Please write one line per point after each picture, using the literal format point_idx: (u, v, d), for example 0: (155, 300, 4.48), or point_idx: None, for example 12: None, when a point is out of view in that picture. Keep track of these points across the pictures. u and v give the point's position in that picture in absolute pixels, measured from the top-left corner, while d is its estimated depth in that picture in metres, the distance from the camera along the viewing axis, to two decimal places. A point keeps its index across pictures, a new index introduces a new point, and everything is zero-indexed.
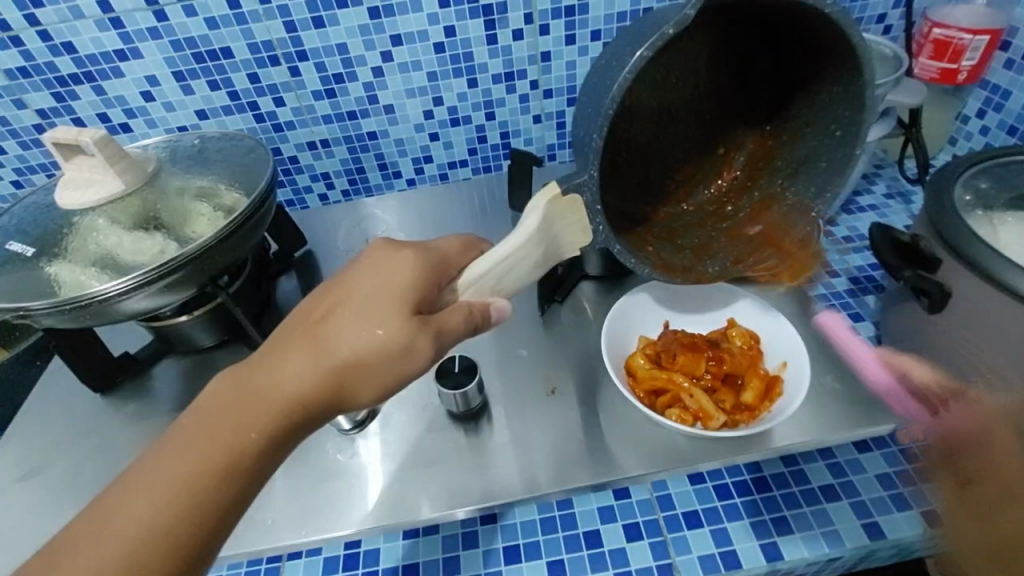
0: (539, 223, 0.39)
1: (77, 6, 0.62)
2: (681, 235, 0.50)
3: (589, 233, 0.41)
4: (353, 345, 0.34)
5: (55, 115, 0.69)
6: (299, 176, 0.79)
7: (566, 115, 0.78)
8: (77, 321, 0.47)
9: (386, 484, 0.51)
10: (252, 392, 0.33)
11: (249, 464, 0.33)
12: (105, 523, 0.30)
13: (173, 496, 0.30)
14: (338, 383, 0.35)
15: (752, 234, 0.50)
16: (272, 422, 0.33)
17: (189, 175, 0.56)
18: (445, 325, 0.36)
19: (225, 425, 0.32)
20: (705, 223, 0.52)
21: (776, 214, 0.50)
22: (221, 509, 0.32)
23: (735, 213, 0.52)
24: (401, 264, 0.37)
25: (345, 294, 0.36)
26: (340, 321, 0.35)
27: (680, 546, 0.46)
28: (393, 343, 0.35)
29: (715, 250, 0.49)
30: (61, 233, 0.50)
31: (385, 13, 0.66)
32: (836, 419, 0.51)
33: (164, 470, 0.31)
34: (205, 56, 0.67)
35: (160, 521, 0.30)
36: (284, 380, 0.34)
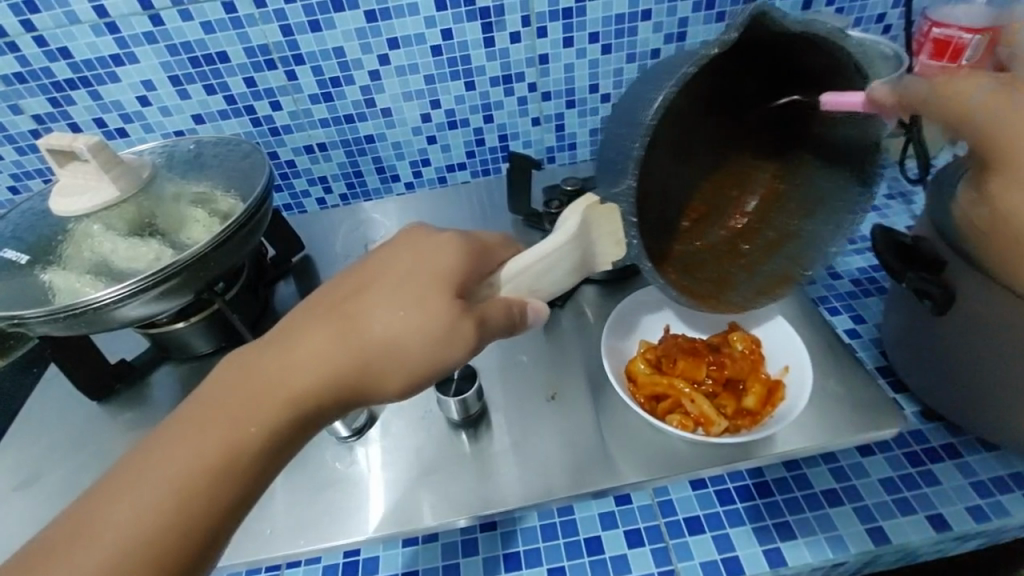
0: (576, 228, 0.41)
1: (73, 11, 0.61)
2: (700, 267, 0.49)
3: (623, 244, 0.42)
4: (376, 339, 0.34)
5: (51, 120, 0.69)
6: (298, 180, 0.79)
7: (565, 118, 0.77)
8: (71, 328, 0.47)
9: (386, 490, 0.50)
10: (284, 374, 0.33)
11: (261, 458, 0.32)
12: (123, 495, 0.29)
13: (177, 492, 0.30)
14: (355, 380, 0.34)
15: (771, 268, 0.50)
16: (285, 417, 0.33)
17: (184, 181, 0.55)
18: (475, 325, 0.35)
19: (254, 404, 0.32)
20: (724, 261, 0.51)
21: (792, 249, 0.50)
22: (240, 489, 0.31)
23: (752, 249, 0.51)
24: (433, 253, 0.36)
25: (389, 278, 0.35)
26: (366, 313, 0.34)
27: (682, 552, 0.46)
28: (432, 332, 0.34)
29: (736, 282, 0.49)
30: (57, 239, 0.50)
31: (381, 16, 0.65)
32: (837, 422, 0.51)
33: (188, 446, 0.31)
34: (202, 60, 0.66)
35: (175, 503, 0.29)
36: (316, 363, 0.33)
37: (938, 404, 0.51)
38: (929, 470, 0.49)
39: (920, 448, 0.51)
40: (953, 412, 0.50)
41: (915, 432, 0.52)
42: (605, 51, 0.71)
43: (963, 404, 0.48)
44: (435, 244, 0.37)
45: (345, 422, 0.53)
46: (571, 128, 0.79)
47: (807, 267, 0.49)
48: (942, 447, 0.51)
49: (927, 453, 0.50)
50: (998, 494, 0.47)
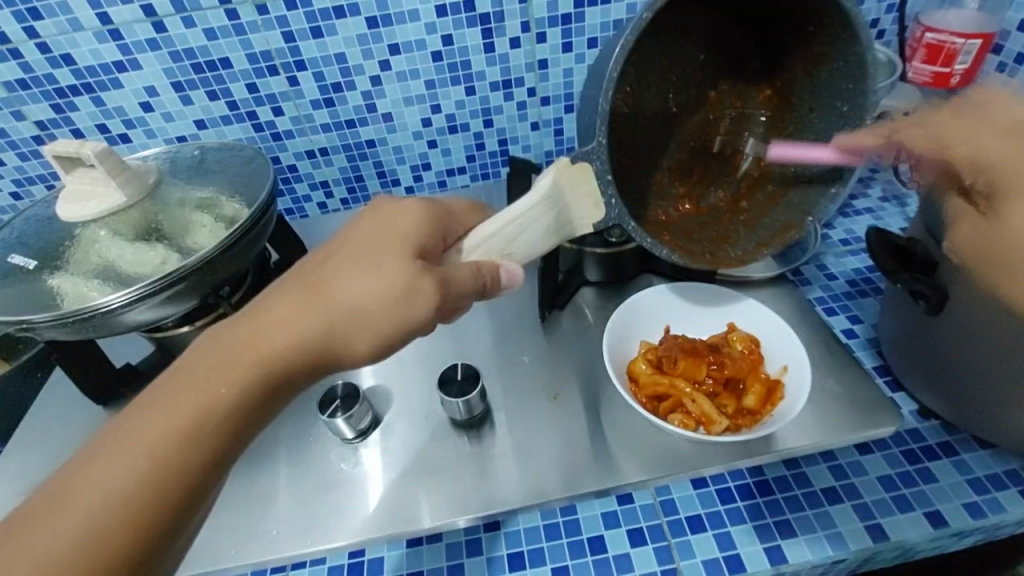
0: (547, 188, 0.42)
1: (76, 18, 0.62)
2: (698, 230, 0.52)
3: (600, 205, 0.43)
4: (342, 301, 0.35)
5: (54, 126, 0.70)
6: (299, 184, 0.80)
7: (563, 122, 0.78)
8: (78, 333, 0.47)
9: (388, 489, 0.51)
10: (257, 340, 0.34)
11: (236, 420, 0.33)
12: (102, 459, 0.30)
13: (156, 456, 0.30)
14: (324, 342, 0.35)
15: (771, 220, 0.52)
16: (258, 379, 0.34)
17: (189, 186, 0.56)
18: (438, 286, 0.36)
19: (227, 369, 0.33)
20: (726, 219, 0.53)
21: (793, 199, 0.52)
22: (214, 452, 0.32)
23: (750, 204, 0.54)
24: (396, 222, 0.38)
25: (351, 244, 0.37)
26: (333, 278, 0.36)
27: (684, 551, 0.47)
28: (393, 296, 0.35)
29: (736, 239, 0.52)
30: (63, 245, 0.50)
31: (383, 22, 0.66)
32: (836, 421, 0.52)
33: (165, 410, 0.31)
34: (205, 66, 0.67)
35: (149, 467, 0.30)
36: (286, 329, 0.34)
37: (935, 402, 0.52)
38: (926, 468, 0.50)
39: (917, 446, 0.52)
40: (948, 410, 0.51)
41: (912, 430, 0.53)
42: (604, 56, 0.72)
43: (960, 403, 0.49)
44: (399, 213, 0.39)
45: (350, 424, 0.53)
46: (569, 132, 0.80)
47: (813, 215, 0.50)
48: (939, 445, 0.52)
49: (924, 451, 0.51)
50: (994, 491, 0.48)
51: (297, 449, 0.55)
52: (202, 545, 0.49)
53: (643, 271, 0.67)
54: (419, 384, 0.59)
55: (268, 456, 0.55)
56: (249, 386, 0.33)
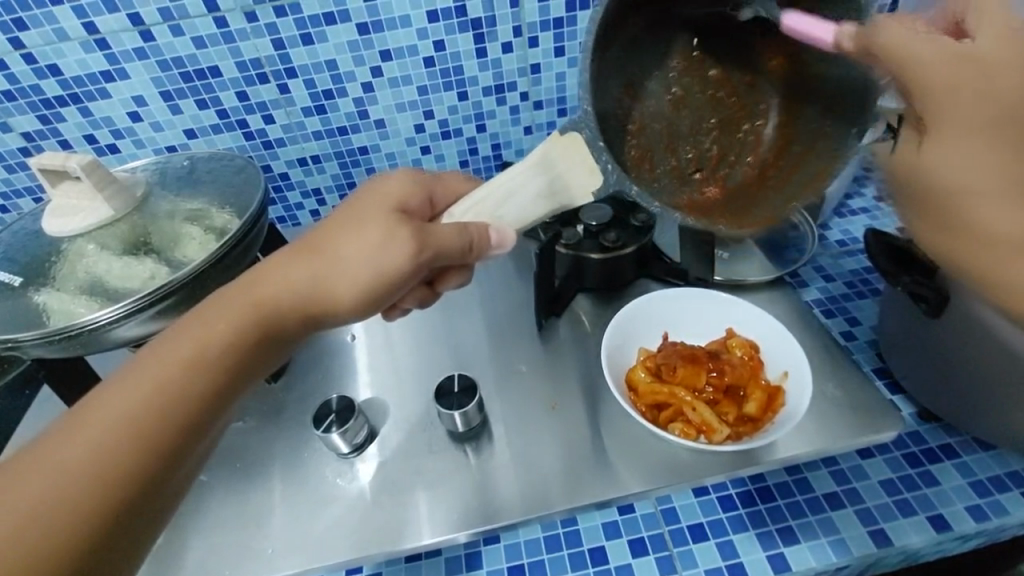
0: (537, 156, 0.41)
1: (62, 28, 0.61)
2: (716, 203, 0.43)
3: (596, 171, 0.40)
4: (332, 249, 0.39)
5: (41, 137, 0.69)
6: (291, 192, 0.79)
7: (557, 126, 0.78)
8: (67, 350, 0.46)
9: (378, 474, 0.52)
10: (252, 291, 0.38)
11: (229, 366, 0.36)
12: (103, 406, 0.32)
13: (157, 395, 0.33)
14: (316, 290, 0.39)
15: (804, 174, 0.41)
16: (247, 328, 0.37)
17: (178, 198, 0.55)
18: (420, 233, 0.39)
19: (224, 319, 0.37)
20: (752, 191, 0.43)
21: (823, 151, 0.41)
22: (209, 395, 0.35)
23: (780, 167, 0.43)
24: (380, 188, 0.42)
25: (338, 213, 0.40)
26: (324, 239, 0.39)
27: (686, 560, 0.46)
28: (378, 242, 0.39)
29: (758, 207, 0.42)
30: (50, 260, 0.49)
31: (374, 29, 0.66)
32: (840, 427, 0.51)
33: (167, 355, 0.34)
34: (193, 75, 0.66)
35: (150, 407, 0.33)
36: (279, 280, 0.38)
37: (933, 403, 0.51)
38: (929, 472, 0.50)
39: (918, 449, 0.51)
40: (948, 411, 0.50)
41: (913, 433, 0.52)
42: None
43: (960, 406, 0.49)
44: (385, 184, 0.43)
45: (345, 439, 0.52)
46: None
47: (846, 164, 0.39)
48: (940, 447, 0.51)
49: (925, 454, 0.51)
50: (997, 493, 0.48)
51: (293, 464, 0.54)
52: (198, 563, 0.48)
53: (642, 276, 0.66)
54: (416, 397, 0.58)
55: (263, 471, 0.54)
56: (232, 337, 0.37)
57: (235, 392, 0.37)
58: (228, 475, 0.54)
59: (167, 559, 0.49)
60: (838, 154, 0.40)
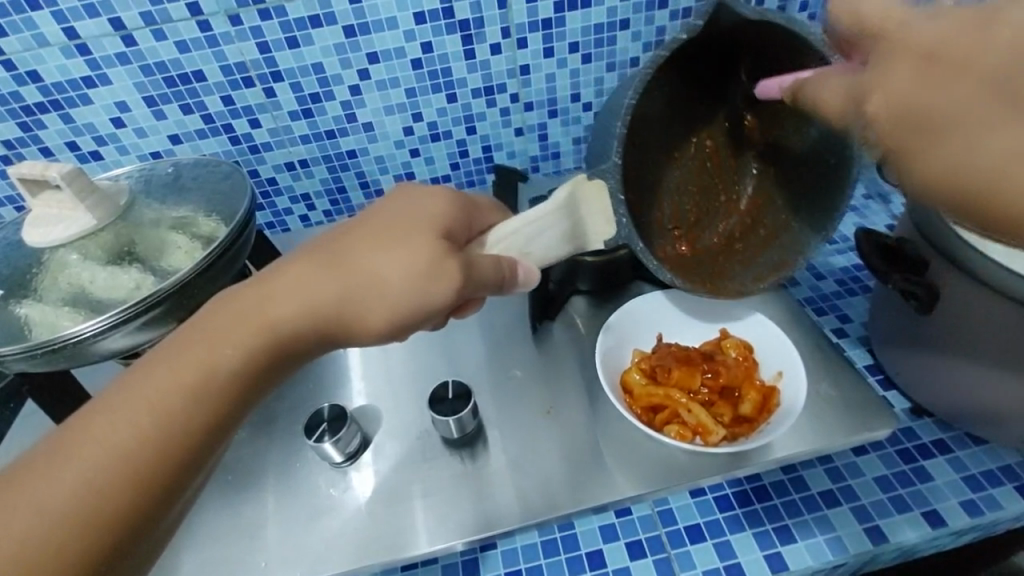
0: (564, 198, 0.44)
1: (41, 34, 0.60)
2: (695, 268, 0.51)
3: (611, 223, 0.43)
4: (367, 272, 0.37)
5: (21, 145, 0.67)
6: (279, 198, 0.78)
7: (547, 127, 0.77)
8: (51, 364, 0.45)
9: (376, 482, 0.52)
10: (273, 308, 0.35)
11: (244, 384, 0.35)
12: (112, 418, 0.31)
13: (165, 412, 0.32)
14: (345, 314, 0.37)
15: (768, 258, 0.52)
16: (265, 349, 0.35)
17: (163, 205, 0.54)
18: (465, 265, 0.39)
19: (242, 336, 0.34)
20: (720, 259, 0.53)
21: (785, 242, 0.52)
22: (221, 417, 0.34)
23: (745, 246, 0.54)
24: (422, 208, 0.40)
25: (373, 230, 0.38)
26: (355, 257, 0.37)
27: (684, 561, 0.46)
28: (418, 271, 0.37)
29: (731, 276, 0.52)
30: (31, 271, 0.48)
31: (360, 31, 0.65)
32: (834, 425, 0.51)
33: (177, 371, 0.33)
34: (177, 80, 0.65)
35: (157, 424, 0.31)
36: (301, 299, 0.36)
37: (925, 400, 0.52)
38: (922, 467, 0.50)
39: (911, 445, 0.51)
40: (940, 407, 0.51)
41: (906, 429, 0.53)
42: (586, 60, 0.72)
43: (951, 401, 0.49)
44: (422, 200, 0.41)
45: (339, 448, 0.51)
46: (554, 137, 0.79)
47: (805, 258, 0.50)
48: (933, 443, 0.52)
49: (918, 450, 0.51)
50: (990, 488, 0.48)
51: (285, 475, 0.53)
52: None
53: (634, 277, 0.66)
54: (411, 404, 0.58)
55: (256, 482, 0.53)
56: (245, 361, 0.34)
57: (247, 412, 0.36)
58: (219, 486, 0.53)
59: (159, 574, 0.48)
60: (795, 248, 0.51)
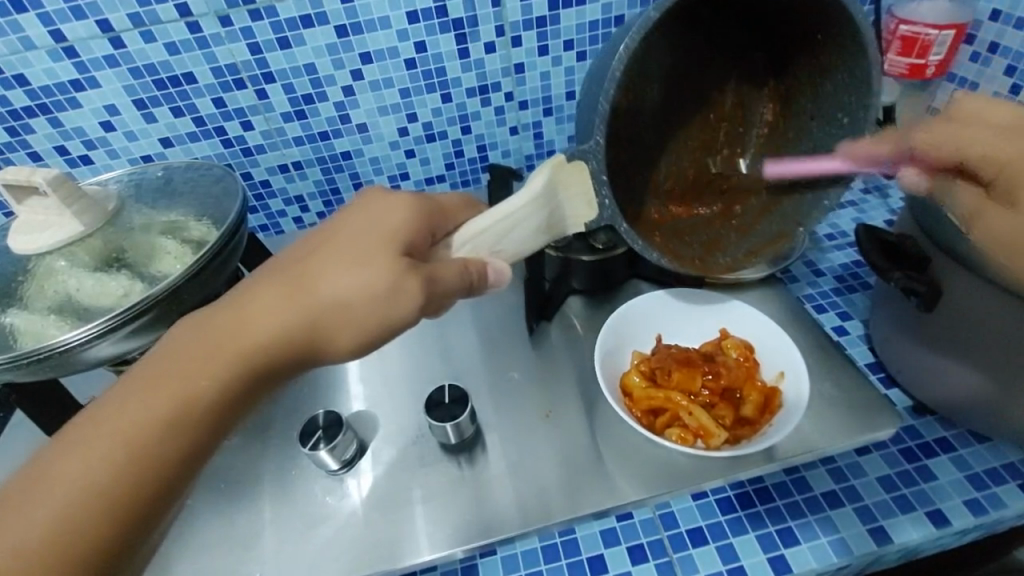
0: (543, 185, 0.42)
1: (28, 37, 0.59)
2: (690, 233, 0.53)
3: (594, 206, 0.43)
4: (327, 290, 0.35)
5: (9, 150, 0.66)
6: (273, 200, 0.77)
7: (542, 126, 0.77)
8: (39, 374, 0.44)
9: (374, 490, 0.51)
10: (238, 333, 0.34)
11: (218, 411, 0.33)
12: (78, 448, 0.30)
13: (132, 443, 0.31)
14: (311, 335, 0.35)
15: (765, 228, 0.53)
16: (234, 374, 0.34)
17: (154, 211, 0.53)
18: (431, 279, 0.37)
19: (208, 362, 0.33)
20: (718, 224, 0.54)
21: (788, 208, 0.52)
22: (193, 445, 0.32)
23: (746, 210, 0.54)
24: (383, 217, 0.38)
25: (333, 242, 0.37)
26: (316, 274, 0.36)
27: (686, 565, 0.46)
28: (381, 287, 0.35)
29: (725, 245, 0.53)
30: (19, 280, 0.48)
31: (353, 31, 0.64)
32: (837, 426, 0.50)
33: (144, 399, 0.32)
34: (167, 82, 0.64)
35: (124, 456, 0.30)
36: (263, 321, 0.34)
37: (928, 398, 0.51)
38: (925, 466, 0.49)
39: (914, 444, 0.51)
40: (946, 407, 0.50)
41: (908, 427, 0.52)
42: (581, 57, 0.71)
43: (954, 399, 0.49)
44: (385, 204, 0.38)
45: (335, 454, 0.51)
46: (549, 136, 0.78)
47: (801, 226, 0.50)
48: (935, 441, 0.51)
49: (921, 448, 0.51)
50: (994, 486, 0.48)
51: (282, 483, 0.53)
52: None
53: (632, 277, 0.65)
54: (408, 409, 0.57)
55: (253, 491, 0.52)
56: (217, 387, 0.33)
57: (222, 438, 0.35)
58: (215, 496, 0.52)
59: None
60: (788, 226, 0.51)
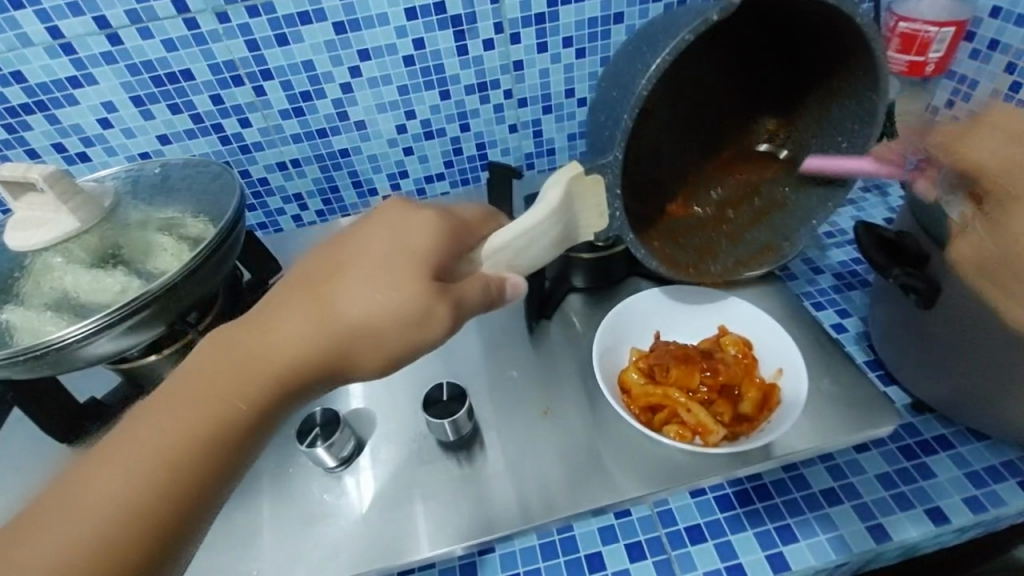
0: (560, 199, 0.40)
1: (25, 34, 0.58)
2: (684, 236, 0.53)
3: (606, 218, 0.42)
4: (353, 310, 0.34)
5: (7, 147, 0.66)
6: (271, 198, 0.77)
7: (541, 124, 0.77)
8: (35, 371, 0.44)
9: (373, 488, 0.51)
10: (265, 353, 0.34)
11: (248, 432, 0.33)
12: (111, 469, 0.30)
13: (163, 466, 0.31)
14: (338, 355, 0.35)
15: (755, 237, 0.54)
16: (263, 395, 0.33)
17: (150, 207, 0.53)
18: (458, 300, 0.36)
19: (237, 383, 0.33)
20: (712, 228, 0.55)
21: (777, 220, 0.54)
22: (224, 466, 0.32)
23: (739, 215, 0.55)
24: (408, 234, 0.36)
25: (359, 258, 0.36)
26: (342, 293, 0.35)
27: (685, 563, 0.46)
28: (410, 310, 0.34)
29: (718, 252, 0.53)
30: (14, 277, 0.47)
31: (350, 27, 0.64)
32: (836, 423, 0.50)
33: (174, 421, 0.32)
34: (165, 79, 0.64)
35: (156, 479, 0.30)
36: (290, 342, 0.34)
37: (927, 396, 0.51)
38: (925, 464, 0.49)
39: (913, 441, 0.51)
40: (946, 404, 0.50)
41: (907, 424, 0.52)
42: (580, 55, 0.71)
43: (953, 397, 0.49)
44: (411, 219, 0.37)
45: (333, 452, 0.51)
46: (548, 134, 0.78)
47: (790, 241, 0.52)
48: (934, 439, 0.51)
49: (920, 446, 0.51)
50: (993, 483, 0.48)
51: (280, 481, 0.52)
52: None
53: (631, 275, 0.65)
54: (406, 407, 0.56)
55: (251, 488, 0.52)
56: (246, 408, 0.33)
57: (252, 457, 0.35)
58: None
59: None
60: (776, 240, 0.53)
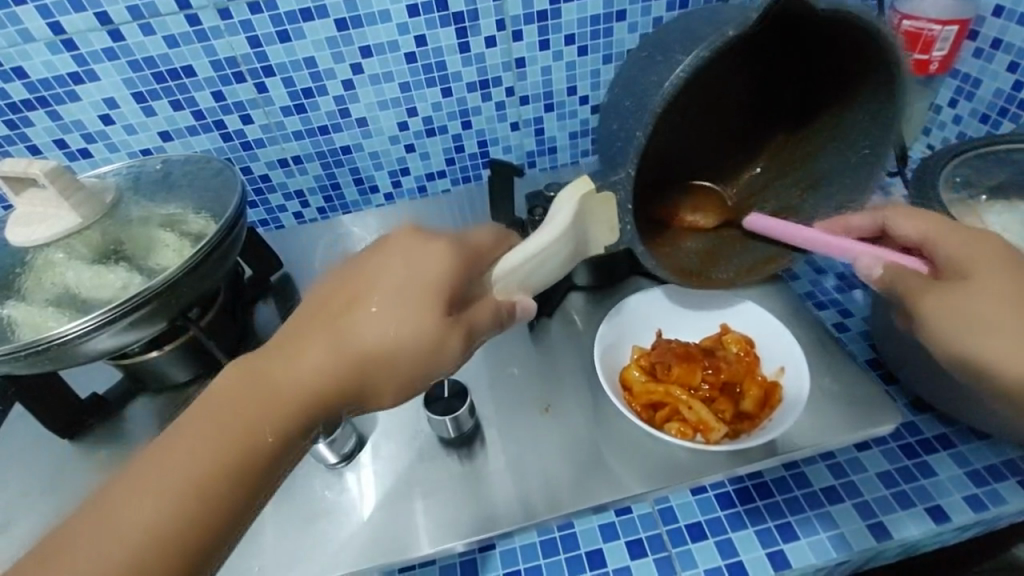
0: (571, 216, 0.41)
1: (26, 29, 0.58)
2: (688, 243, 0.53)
3: (617, 232, 0.43)
4: (371, 340, 0.34)
5: (8, 143, 0.66)
6: (273, 195, 0.77)
7: (543, 122, 0.77)
8: (37, 366, 0.44)
9: (375, 485, 0.51)
10: (285, 383, 0.34)
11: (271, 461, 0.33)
12: (135, 500, 0.30)
13: (188, 497, 0.31)
14: (356, 384, 0.35)
15: (760, 248, 0.53)
16: (284, 423, 0.33)
17: (152, 204, 0.52)
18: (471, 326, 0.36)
19: (257, 413, 0.33)
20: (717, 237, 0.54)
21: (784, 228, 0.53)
22: (248, 495, 0.33)
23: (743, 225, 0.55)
24: (422, 261, 0.36)
25: (376, 286, 0.35)
26: (360, 323, 0.34)
27: (685, 560, 0.46)
28: (427, 341, 0.34)
29: (721, 259, 0.52)
30: (15, 273, 0.47)
31: (352, 24, 0.64)
32: (836, 421, 0.50)
33: (196, 452, 0.31)
34: (166, 76, 0.64)
35: (183, 510, 0.30)
36: (309, 372, 0.34)
37: (927, 394, 0.51)
38: (925, 462, 0.49)
39: (914, 440, 0.51)
40: (945, 402, 0.50)
41: (908, 423, 0.52)
42: (582, 52, 0.70)
43: (953, 395, 0.49)
44: (427, 245, 0.37)
45: (334, 448, 0.51)
46: (550, 132, 0.78)
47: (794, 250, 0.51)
48: (935, 438, 0.51)
49: (921, 444, 0.51)
50: (994, 482, 0.48)
51: None
52: None
53: (633, 273, 0.65)
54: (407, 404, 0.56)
55: None
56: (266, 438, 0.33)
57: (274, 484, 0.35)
58: None
59: None
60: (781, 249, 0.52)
